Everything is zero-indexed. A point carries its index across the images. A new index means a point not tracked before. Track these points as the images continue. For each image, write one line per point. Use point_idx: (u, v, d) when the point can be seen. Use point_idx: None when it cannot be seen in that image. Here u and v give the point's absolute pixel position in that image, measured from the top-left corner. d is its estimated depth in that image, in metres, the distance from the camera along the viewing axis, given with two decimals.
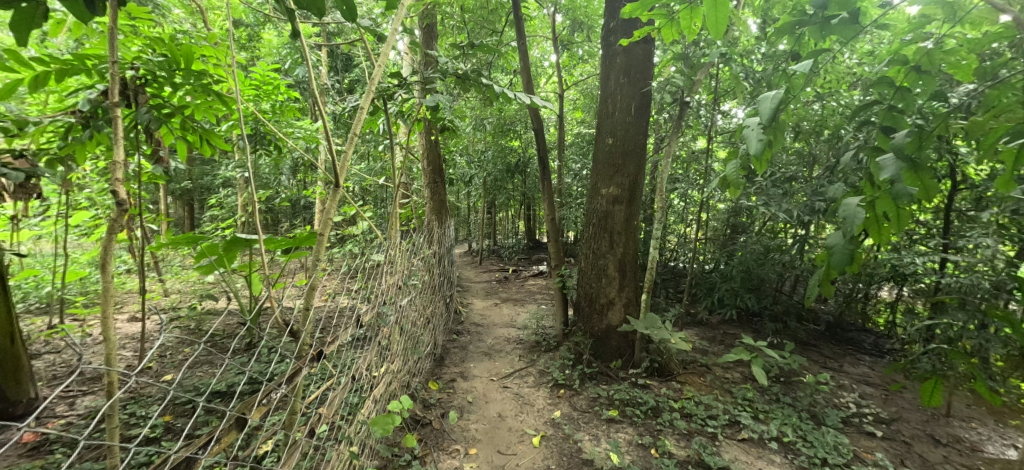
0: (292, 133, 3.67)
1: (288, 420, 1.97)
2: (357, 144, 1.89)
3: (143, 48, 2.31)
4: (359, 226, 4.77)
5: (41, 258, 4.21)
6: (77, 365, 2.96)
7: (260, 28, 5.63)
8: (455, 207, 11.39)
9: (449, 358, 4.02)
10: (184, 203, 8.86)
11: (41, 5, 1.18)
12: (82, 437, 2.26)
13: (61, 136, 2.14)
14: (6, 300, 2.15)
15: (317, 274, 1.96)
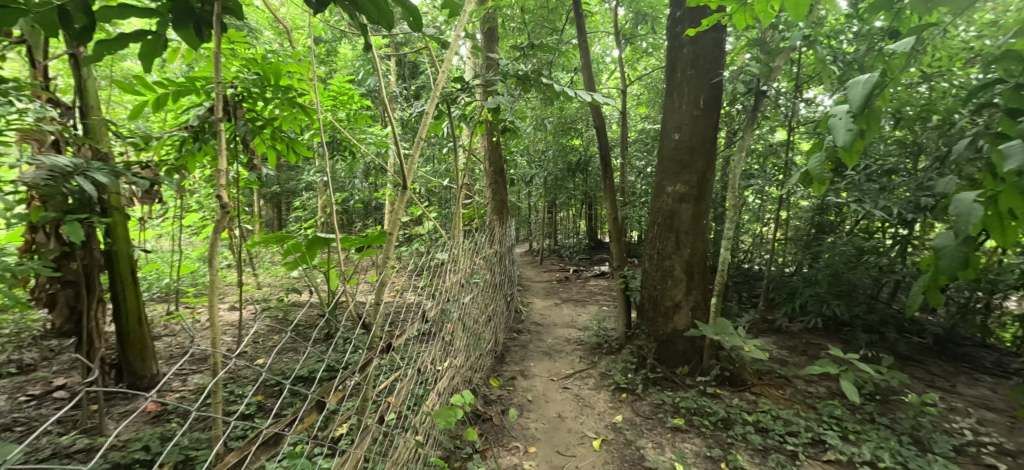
0: (365, 138, 3.92)
1: (361, 406, 2.14)
2: (423, 148, 1.97)
3: (239, 68, 2.60)
4: (424, 226, 5.00)
5: (161, 254, 4.90)
6: (188, 347, 3.41)
7: (338, 43, 6.09)
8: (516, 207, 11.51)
9: (510, 356, 4.08)
10: (273, 206, 9.82)
11: (161, 38, 1.37)
12: (194, 409, 2.62)
13: (177, 149, 2.48)
14: (136, 289, 2.52)
15: (385, 272, 2.09)
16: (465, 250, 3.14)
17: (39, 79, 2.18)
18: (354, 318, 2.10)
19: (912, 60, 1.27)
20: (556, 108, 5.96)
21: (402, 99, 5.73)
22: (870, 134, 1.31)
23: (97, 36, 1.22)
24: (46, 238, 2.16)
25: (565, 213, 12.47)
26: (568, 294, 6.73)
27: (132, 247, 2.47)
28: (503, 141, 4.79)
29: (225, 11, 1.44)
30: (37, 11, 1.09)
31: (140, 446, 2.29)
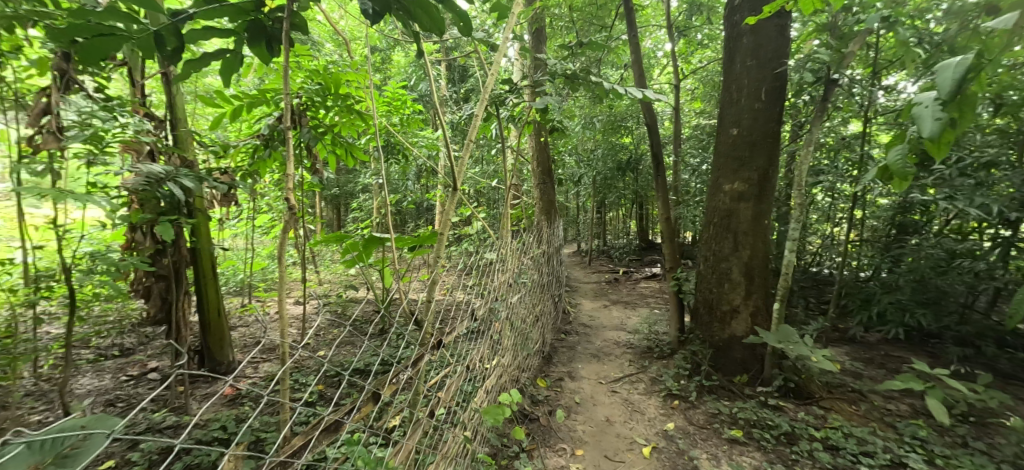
0: (417, 141, 4.07)
1: (413, 399, 2.23)
2: (473, 149, 2.01)
3: (304, 78, 2.78)
4: (473, 226, 5.09)
5: (237, 252, 5.36)
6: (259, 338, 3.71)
7: (392, 51, 6.35)
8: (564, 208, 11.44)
9: (557, 357, 4.06)
10: (333, 208, 10.42)
11: (239, 55, 1.52)
12: (264, 393, 2.87)
13: (250, 156, 2.71)
14: (215, 284, 2.79)
15: (436, 271, 2.17)
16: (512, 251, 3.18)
17: (138, 97, 2.48)
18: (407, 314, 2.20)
19: (1014, 38, 1.12)
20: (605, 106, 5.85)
21: (451, 102, 5.87)
22: (963, 123, 1.15)
23: (187, 56, 1.43)
24: (144, 237, 2.44)
25: (614, 213, 12.20)
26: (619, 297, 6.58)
27: (213, 246, 2.73)
28: (552, 141, 4.78)
29: (295, 28, 1.58)
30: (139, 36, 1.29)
31: (219, 426, 2.53)
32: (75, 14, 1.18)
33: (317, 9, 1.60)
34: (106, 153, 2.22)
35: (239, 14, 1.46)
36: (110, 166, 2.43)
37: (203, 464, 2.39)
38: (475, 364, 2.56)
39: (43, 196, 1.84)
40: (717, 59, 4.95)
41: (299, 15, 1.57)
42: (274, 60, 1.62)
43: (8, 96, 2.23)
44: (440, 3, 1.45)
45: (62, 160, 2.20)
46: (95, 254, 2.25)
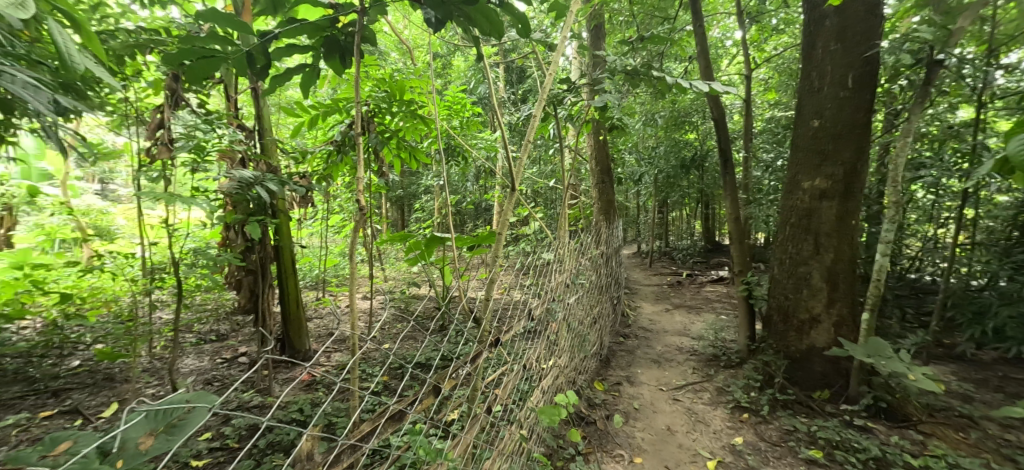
0: (476, 143, 4.17)
1: (471, 395, 2.29)
2: (531, 150, 2.06)
3: (373, 87, 2.93)
4: (531, 226, 5.11)
5: (313, 249, 5.80)
6: (331, 329, 4.01)
7: (453, 56, 6.57)
8: (625, 207, 11.15)
9: (616, 361, 3.97)
10: (399, 208, 10.95)
11: (316, 69, 1.69)
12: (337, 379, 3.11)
13: (324, 161, 2.93)
14: (293, 280, 3.02)
15: (496, 269, 2.22)
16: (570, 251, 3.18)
17: (232, 110, 2.78)
18: (467, 311, 2.28)
19: None
20: (668, 101, 5.63)
21: (509, 104, 5.96)
22: None
23: (271, 72, 1.61)
24: (236, 235, 2.72)
25: (678, 213, 11.71)
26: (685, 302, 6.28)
27: (293, 244, 2.96)
28: (610, 139, 4.68)
29: (365, 41, 1.72)
30: (234, 56, 1.49)
31: (297, 408, 2.77)
32: (181, 41, 1.39)
33: (383, 21, 1.77)
34: (206, 161, 2.52)
35: (317, 30, 1.64)
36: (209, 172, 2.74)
37: (283, 442, 2.63)
38: (533, 363, 2.58)
39: (157, 198, 2.13)
40: (794, 45, 4.58)
41: (368, 26, 1.72)
42: (346, 71, 1.81)
43: (131, 113, 2.60)
44: (498, 6, 1.52)
45: (172, 168, 2.51)
46: (197, 250, 2.55)
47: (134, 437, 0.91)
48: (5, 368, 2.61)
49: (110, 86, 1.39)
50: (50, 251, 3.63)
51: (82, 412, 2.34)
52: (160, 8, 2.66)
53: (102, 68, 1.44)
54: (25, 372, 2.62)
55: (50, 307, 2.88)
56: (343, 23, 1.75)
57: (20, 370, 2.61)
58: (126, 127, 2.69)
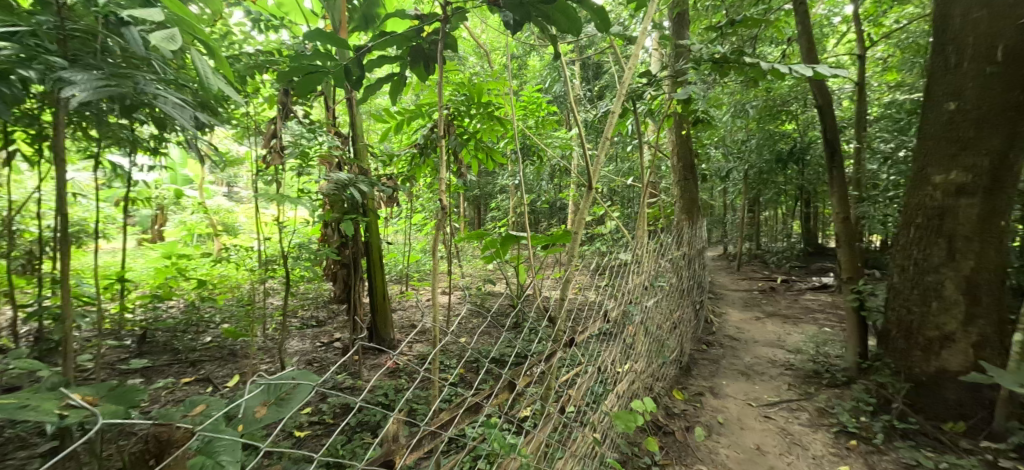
0: (550, 142, 4.17)
1: (545, 394, 2.31)
2: (607, 147, 2.11)
3: (453, 91, 3.02)
4: (608, 226, 4.99)
5: (398, 246, 6.23)
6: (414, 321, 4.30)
7: (529, 57, 6.66)
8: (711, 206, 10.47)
9: (697, 370, 3.85)
10: (475, 208, 11.33)
11: (404, 77, 1.83)
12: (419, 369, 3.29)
13: (408, 163, 3.13)
14: (379, 275, 3.22)
15: (571, 268, 2.28)
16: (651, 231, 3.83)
17: (331, 119, 3.08)
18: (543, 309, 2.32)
19: None
20: (762, 90, 5.17)
21: (585, 101, 5.88)
22: None
23: (365, 83, 1.78)
24: (333, 233, 3.03)
25: (773, 212, 10.74)
26: (783, 312, 5.75)
27: (381, 241, 3.19)
28: (693, 134, 4.41)
29: (448, 47, 1.82)
30: (333, 69, 1.67)
31: (382, 392, 2.99)
32: (293, 59, 1.60)
33: (465, 28, 1.86)
34: (311, 166, 2.83)
35: (405, 41, 1.77)
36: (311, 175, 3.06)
37: (370, 422, 2.86)
38: (609, 366, 2.54)
39: (272, 199, 2.44)
40: (924, 16, 3.95)
41: (450, 35, 1.83)
42: (429, 76, 1.92)
43: (251, 125, 2.99)
44: (576, 2, 1.52)
45: (282, 173, 2.84)
46: (301, 245, 2.87)
47: (253, 407, 1.09)
48: (157, 340, 3.15)
49: (236, 103, 1.59)
50: (189, 244, 4.29)
51: (212, 381, 2.75)
52: (274, 32, 3.03)
53: (230, 88, 1.63)
54: (172, 345, 3.14)
55: (190, 291, 3.42)
56: (428, 33, 1.87)
57: (168, 343, 3.14)
58: (246, 137, 3.10)
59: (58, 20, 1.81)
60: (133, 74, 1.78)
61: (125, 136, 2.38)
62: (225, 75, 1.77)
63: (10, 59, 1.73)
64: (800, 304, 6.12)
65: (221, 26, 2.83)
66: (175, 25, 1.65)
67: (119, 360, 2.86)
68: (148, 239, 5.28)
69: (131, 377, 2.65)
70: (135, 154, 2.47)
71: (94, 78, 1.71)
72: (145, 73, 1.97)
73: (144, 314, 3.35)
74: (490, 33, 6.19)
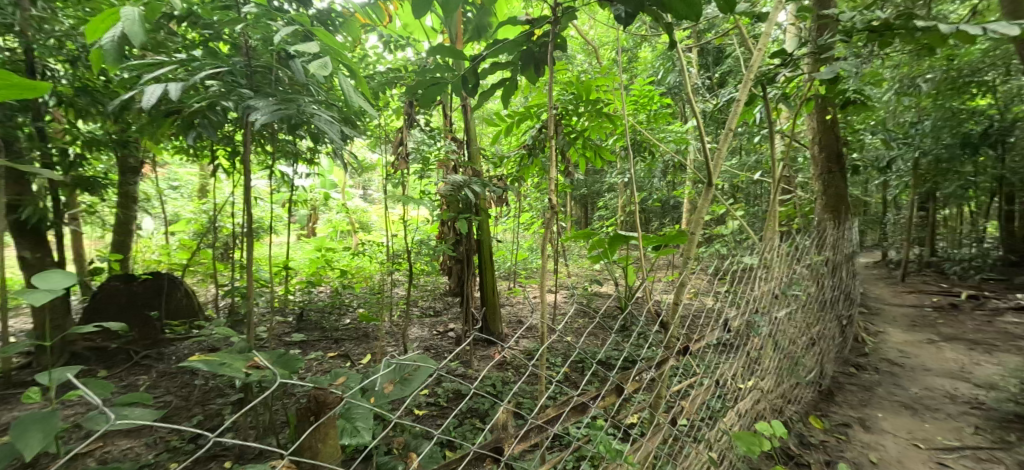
0: (663, 136, 3.97)
1: (655, 402, 2.21)
2: (731, 139, 1.93)
3: (562, 89, 3.04)
4: (729, 226, 4.55)
5: (506, 243, 6.53)
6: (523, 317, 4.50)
7: (639, 48, 6.39)
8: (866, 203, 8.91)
9: (843, 396, 3.35)
10: (580, 206, 11.33)
11: (515, 82, 1.94)
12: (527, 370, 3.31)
13: (517, 164, 3.23)
14: (490, 272, 3.38)
15: (686, 272, 2.13)
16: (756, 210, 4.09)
17: (448, 125, 3.33)
18: (654, 314, 2.19)
19: None
20: (938, 60, 4.26)
21: (705, 90, 5.41)
22: None
23: (479, 90, 1.92)
24: (450, 230, 3.30)
25: (956, 210, 8.76)
26: (966, 336, 4.66)
27: (492, 239, 3.37)
28: (840, 120, 3.75)
29: (559, 48, 1.87)
30: (453, 79, 1.82)
31: (491, 382, 3.16)
32: (419, 74, 1.80)
33: (575, 28, 1.89)
34: (431, 169, 3.14)
35: (516, 46, 1.88)
36: (431, 179, 3.38)
37: (480, 410, 3.04)
38: (729, 380, 2.37)
39: (398, 201, 2.74)
40: None
41: (559, 36, 1.88)
42: (540, 79, 1.97)
43: (382, 135, 3.40)
44: None
45: (408, 177, 3.16)
46: (421, 242, 3.17)
47: (382, 384, 1.40)
48: (312, 319, 3.78)
49: (369, 116, 1.84)
50: (336, 238, 5.09)
51: (351, 357, 3.20)
52: (401, 51, 3.40)
53: (368, 103, 1.91)
54: (322, 323, 3.73)
55: (334, 279, 4.03)
56: (538, 36, 1.92)
57: (318, 321, 3.74)
58: (378, 146, 3.53)
59: (246, 60, 2.29)
60: (297, 99, 2.19)
61: (290, 149, 2.91)
62: (363, 91, 2.03)
63: (217, 93, 2.26)
64: (995, 328, 4.88)
65: (360, 51, 3.27)
66: (328, 55, 1.98)
67: (284, 333, 3.50)
68: (303, 235, 6.33)
69: (292, 348, 3.22)
70: (296, 164, 3.00)
71: (271, 104, 2.15)
72: (305, 97, 2.39)
73: (302, 296, 4.05)
74: (598, 29, 6.10)
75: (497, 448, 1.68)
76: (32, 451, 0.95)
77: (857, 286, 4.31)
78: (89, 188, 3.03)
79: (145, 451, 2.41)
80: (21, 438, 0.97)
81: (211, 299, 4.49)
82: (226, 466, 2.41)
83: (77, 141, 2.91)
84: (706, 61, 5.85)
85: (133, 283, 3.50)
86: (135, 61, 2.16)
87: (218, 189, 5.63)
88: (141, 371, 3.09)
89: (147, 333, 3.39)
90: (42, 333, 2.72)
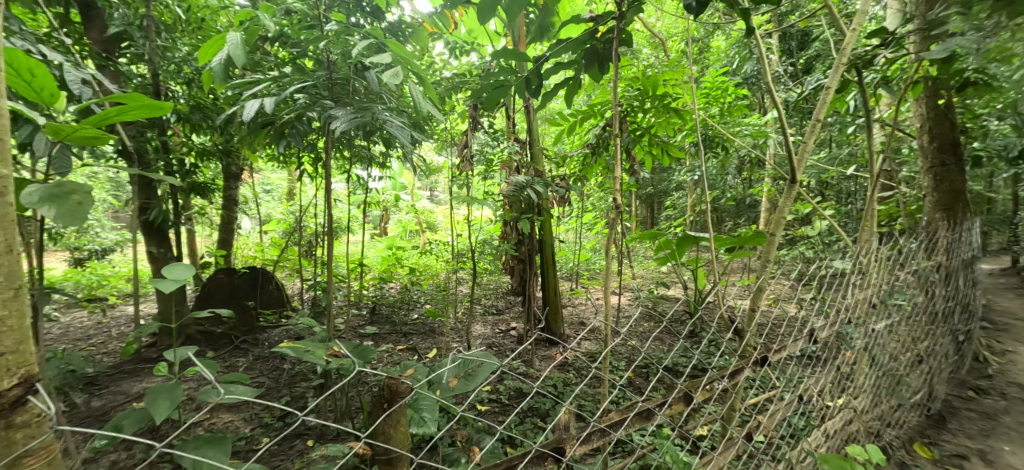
0: (738, 131, 3.70)
1: (727, 414, 2.05)
2: (818, 132, 1.76)
3: (627, 85, 2.94)
4: (816, 227, 4.14)
5: (569, 244, 6.49)
6: (585, 319, 4.45)
7: (712, 37, 6.03)
8: (991, 200, 7.70)
9: (958, 423, 2.91)
10: (646, 204, 10.98)
11: (577, 80, 1.91)
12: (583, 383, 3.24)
13: (580, 164, 3.19)
14: (553, 273, 3.38)
15: (764, 276, 1.94)
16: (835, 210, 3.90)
17: (511, 126, 3.37)
18: (726, 322, 2.02)
19: None
20: None
21: (787, 79, 4.98)
22: None
23: (543, 90, 1.92)
24: (513, 230, 3.35)
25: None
26: None
27: (554, 239, 3.36)
28: (958, 103, 3.20)
29: (624, 43, 1.81)
30: (515, 81, 1.85)
31: (553, 382, 3.16)
32: (484, 78, 1.84)
33: (641, 21, 1.81)
34: (494, 170, 3.22)
35: (579, 45, 1.85)
36: (494, 179, 3.46)
37: (541, 409, 3.05)
38: (815, 396, 2.16)
39: (463, 201, 2.82)
40: None
41: (624, 31, 1.80)
42: (604, 76, 1.94)
43: (447, 139, 3.53)
44: None
45: (473, 178, 3.23)
46: (485, 241, 3.24)
47: (446, 378, 1.39)
48: (383, 313, 4.03)
49: (437, 120, 1.95)
50: (406, 238, 5.41)
51: (418, 351, 3.36)
52: (465, 56, 3.51)
53: (436, 109, 2.02)
54: (392, 318, 3.95)
55: (403, 276, 4.28)
56: (602, 32, 1.88)
57: (389, 316, 3.98)
58: (444, 148, 3.69)
59: (327, 73, 2.50)
60: (372, 107, 2.35)
61: (364, 154, 3.12)
62: (429, 96, 2.18)
63: (304, 105, 2.47)
64: None
65: (428, 58, 3.43)
66: (399, 64, 2.12)
67: (359, 326, 3.77)
68: (377, 233, 6.78)
69: (365, 340, 3.44)
70: (370, 168, 3.22)
71: (349, 113, 2.33)
72: (379, 105, 2.56)
73: (374, 291, 4.34)
74: (665, 19, 5.84)
75: (558, 447, 1.61)
76: (161, 416, 1.18)
77: (978, 296, 3.73)
78: (200, 192, 3.47)
79: (243, 425, 2.74)
80: (152, 404, 1.20)
81: (298, 292, 4.96)
82: (309, 444, 2.64)
83: (191, 152, 3.36)
84: (789, 46, 5.37)
85: (234, 275, 3.90)
86: (237, 79, 2.44)
87: (303, 190, 6.19)
88: (241, 354, 3.49)
89: (246, 321, 3.81)
90: (166, 317, 3.18)
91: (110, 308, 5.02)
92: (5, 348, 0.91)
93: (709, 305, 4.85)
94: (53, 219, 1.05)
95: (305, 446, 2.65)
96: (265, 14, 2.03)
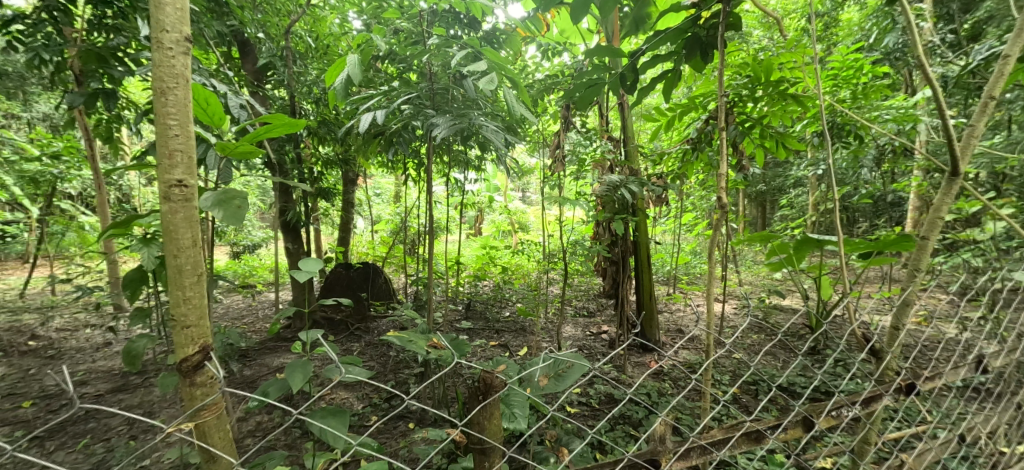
0: (875, 116, 3.16)
1: (860, 449, 1.69)
2: (985, 113, 1.43)
3: (736, 73, 2.67)
4: (987, 228, 3.37)
5: (667, 246, 6.13)
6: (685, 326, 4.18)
7: (842, 11, 5.26)
8: None
9: None
10: (757, 201, 9.95)
11: (678, 72, 1.79)
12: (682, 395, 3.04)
13: (680, 160, 2.99)
14: (650, 276, 3.23)
15: (911, 288, 1.59)
16: (1012, 207, 3.18)
17: (603, 124, 3.29)
18: (858, 339, 1.66)
19: None
20: None
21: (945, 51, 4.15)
22: None
23: (639, 85, 1.82)
24: (606, 232, 3.27)
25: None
26: None
27: (651, 240, 3.20)
28: None
29: (732, 29, 1.66)
30: (610, 78, 1.79)
31: (647, 391, 3.04)
32: (578, 78, 1.81)
33: (753, 2, 1.63)
34: (587, 169, 3.16)
35: (679, 34, 1.73)
36: (586, 179, 3.42)
37: (633, 418, 2.93)
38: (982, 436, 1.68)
39: (555, 201, 2.82)
40: None
41: (731, 14, 1.64)
42: (707, 66, 1.80)
43: (538, 139, 3.57)
44: None
45: (565, 177, 3.20)
46: (578, 242, 3.22)
47: (537, 377, 1.40)
48: (479, 310, 4.22)
49: (529, 122, 2.00)
50: (502, 237, 5.64)
51: (511, 347, 3.48)
52: (557, 57, 3.51)
53: (530, 112, 2.05)
54: (487, 315, 4.12)
55: (497, 274, 4.45)
56: (705, 18, 1.74)
57: (483, 312, 4.17)
58: (536, 149, 3.75)
59: (430, 84, 2.68)
60: (469, 113, 2.46)
61: (460, 157, 3.30)
62: (524, 100, 2.21)
63: (409, 114, 2.66)
64: None
65: (522, 63, 3.51)
66: (494, 70, 2.19)
67: (457, 320, 4.00)
68: (474, 233, 7.15)
69: (462, 334, 3.64)
70: (466, 171, 3.40)
71: (449, 120, 2.46)
72: (476, 110, 2.68)
73: (471, 288, 4.57)
74: None
75: (653, 459, 1.48)
76: (297, 387, 1.33)
77: None
78: (325, 195, 4.00)
79: (356, 402, 3.08)
80: (290, 376, 1.35)
81: (404, 286, 5.41)
82: (410, 427, 2.88)
83: (319, 161, 3.87)
84: (948, 9, 4.41)
85: (350, 269, 4.39)
86: (355, 96, 2.73)
87: (410, 192, 6.76)
88: (357, 339, 3.93)
89: (361, 310, 4.26)
90: (300, 303, 3.72)
91: (259, 294, 5.96)
92: (189, 322, 1.14)
93: (836, 318, 4.23)
94: (223, 222, 1.31)
95: (407, 428, 2.90)
96: (379, 35, 2.25)
